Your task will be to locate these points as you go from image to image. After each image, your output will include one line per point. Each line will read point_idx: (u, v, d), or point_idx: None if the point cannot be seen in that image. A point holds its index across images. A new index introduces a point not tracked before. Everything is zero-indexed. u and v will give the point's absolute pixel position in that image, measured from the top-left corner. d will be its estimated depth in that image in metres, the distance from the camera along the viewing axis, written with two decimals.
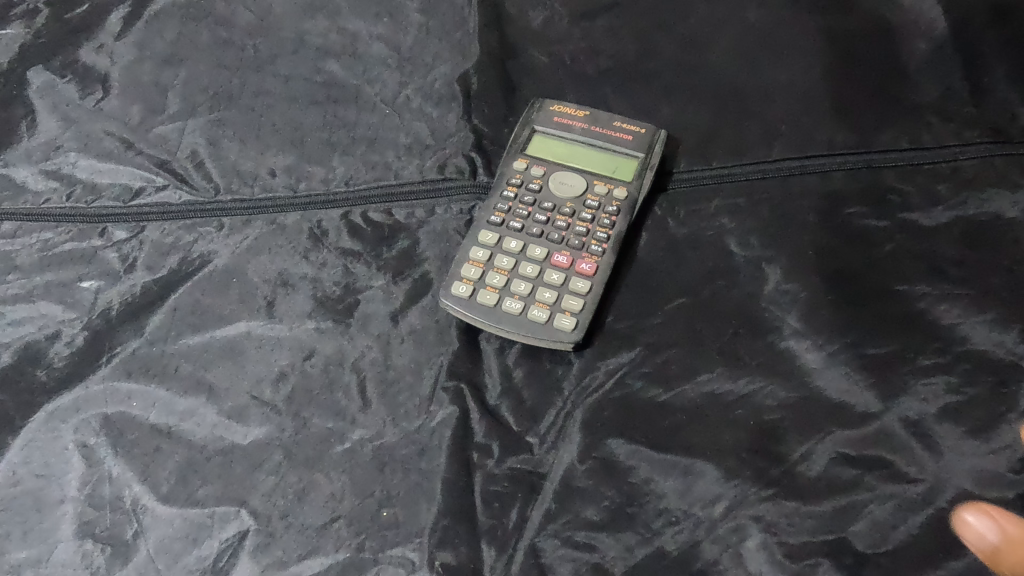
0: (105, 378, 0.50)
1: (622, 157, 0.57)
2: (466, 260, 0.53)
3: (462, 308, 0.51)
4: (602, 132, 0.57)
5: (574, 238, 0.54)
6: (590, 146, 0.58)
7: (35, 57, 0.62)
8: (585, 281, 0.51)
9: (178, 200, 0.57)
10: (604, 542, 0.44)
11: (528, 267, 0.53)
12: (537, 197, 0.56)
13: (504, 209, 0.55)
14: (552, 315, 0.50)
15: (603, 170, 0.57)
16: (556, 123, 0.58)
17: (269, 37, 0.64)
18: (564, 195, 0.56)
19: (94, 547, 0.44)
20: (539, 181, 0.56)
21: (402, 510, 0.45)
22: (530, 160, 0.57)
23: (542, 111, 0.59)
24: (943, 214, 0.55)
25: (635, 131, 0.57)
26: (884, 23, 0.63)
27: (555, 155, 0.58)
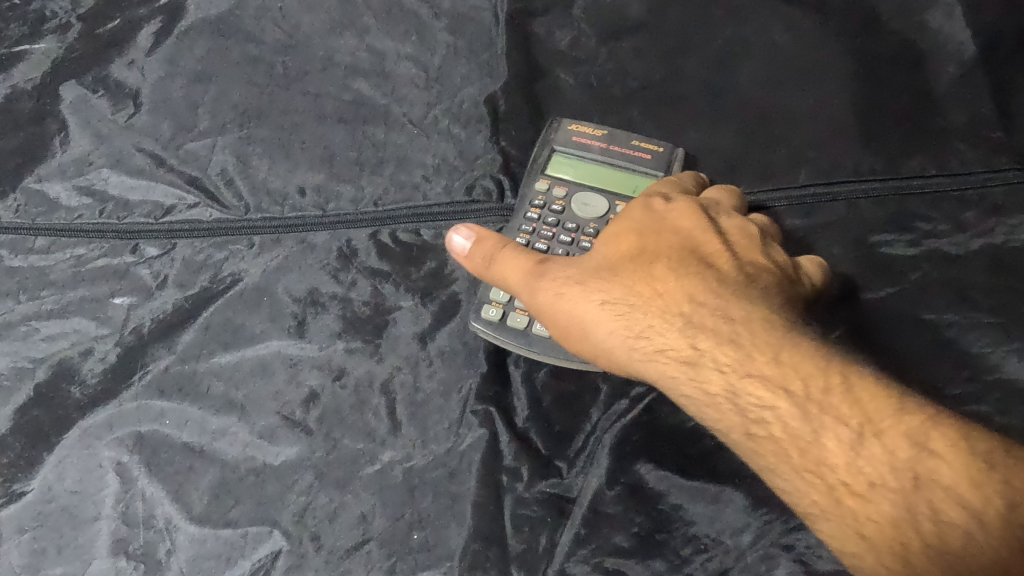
0: (138, 396, 0.51)
1: (643, 177, 0.58)
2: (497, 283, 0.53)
3: (498, 333, 0.51)
4: (620, 151, 0.58)
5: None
6: (610, 167, 0.59)
7: (68, 72, 0.63)
8: None
9: (208, 218, 0.58)
10: (633, 568, 0.44)
11: None
12: (561, 219, 0.57)
13: (528, 231, 0.56)
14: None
15: (624, 191, 0.58)
16: (574, 142, 0.59)
17: (298, 55, 0.64)
18: (588, 216, 0.57)
19: (127, 564, 0.45)
20: (561, 202, 0.57)
21: (432, 533, 0.46)
22: (552, 180, 0.58)
23: (560, 131, 0.60)
24: (972, 241, 0.55)
25: (653, 150, 0.58)
26: (913, 45, 0.63)
27: (575, 174, 0.59)
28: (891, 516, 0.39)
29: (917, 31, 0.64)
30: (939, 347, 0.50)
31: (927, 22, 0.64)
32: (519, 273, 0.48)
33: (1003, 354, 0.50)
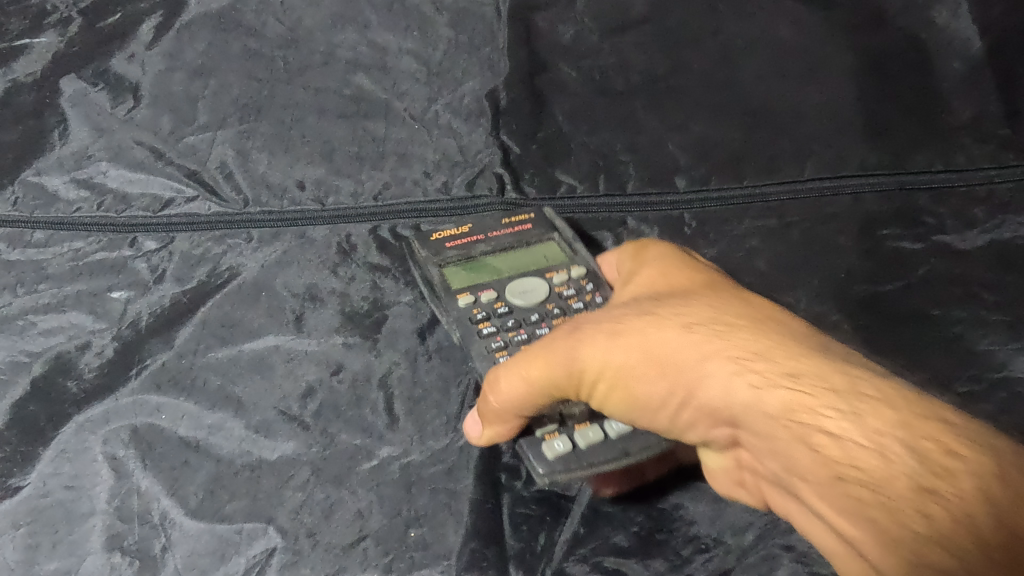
0: (134, 391, 0.50)
1: (543, 244, 0.56)
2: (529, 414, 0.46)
3: (577, 464, 0.44)
4: (503, 231, 0.55)
5: (557, 320, 0.50)
6: (516, 251, 0.55)
7: (69, 64, 0.60)
8: None
9: (206, 212, 0.58)
10: (632, 568, 0.43)
11: None
12: (502, 318, 0.50)
13: (500, 347, 0.48)
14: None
15: (541, 264, 0.54)
16: (454, 249, 0.54)
17: (300, 49, 0.62)
18: (535, 300, 0.51)
19: (122, 561, 0.44)
20: (495, 300, 0.51)
21: (429, 531, 0.45)
22: (469, 292, 0.52)
23: (429, 245, 0.54)
24: (975, 237, 0.55)
25: (527, 220, 0.56)
26: (922, 40, 0.62)
27: (478, 279, 0.53)
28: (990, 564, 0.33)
29: (930, 26, 0.62)
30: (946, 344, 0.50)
31: (936, 14, 0.62)
32: (520, 370, 0.42)
33: (1012, 351, 0.49)
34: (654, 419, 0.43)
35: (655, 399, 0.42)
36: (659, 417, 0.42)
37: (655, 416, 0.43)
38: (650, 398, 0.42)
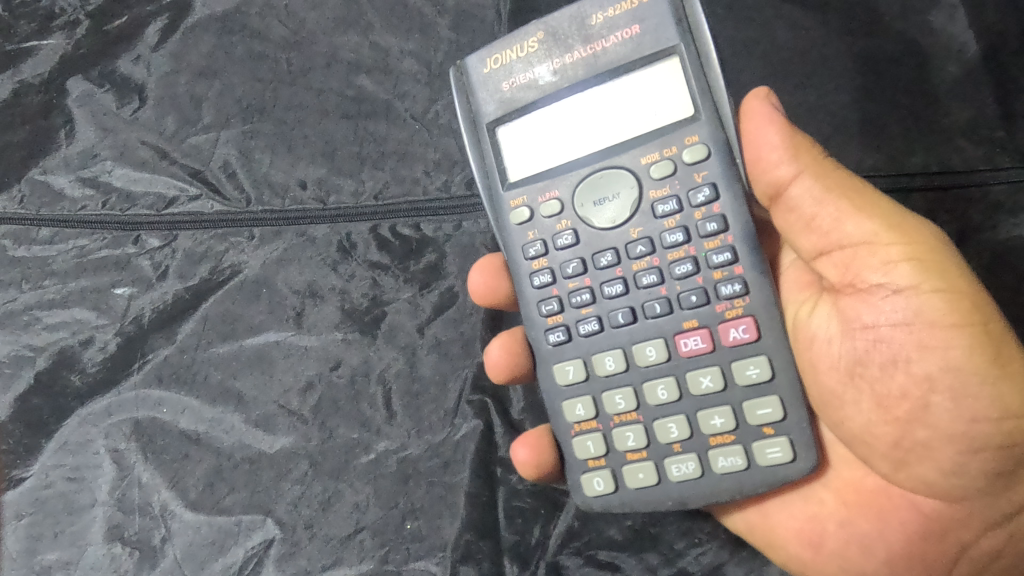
0: (136, 384, 0.52)
1: (648, 72, 0.46)
2: (579, 433, 0.47)
3: (616, 505, 0.45)
4: (590, 48, 0.46)
5: (637, 263, 0.46)
6: (608, 85, 0.46)
7: (76, 65, 0.61)
8: (710, 377, 0.44)
9: (210, 211, 0.57)
10: (626, 562, 0.48)
11: (620, 397, 0.46)
12: (564, 254, 0.47)
13: (557, 313, 0.47)
14: (704, 451, 0.44)
15: (642, 117, 0.46)
16: (512, 90, 0.48)
17: (302, 51, 0.62)
18: (620, 218, 0.46)
19: (122, 550, 0.49)
20: (558, 217, 0.47)
21: (425, 523, 0.48)
22: (524, 199, 0.48)
23: (491, 96, 0.49)
24: (972, 239, 0.55)
25: (631, 22, 0.46)
26: (939, 40, 0.59)
27: (542, 161, 0.48)
28: None
29: (954, 24, 0.60)
30: None
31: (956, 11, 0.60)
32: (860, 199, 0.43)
33: None
34: (977, 386, 0.39)
35: (1011, 387, 0.39)
36: (990, 402, 0.39)
37: (981, 399, 0.39)
38: (1018, 381, 0.39)
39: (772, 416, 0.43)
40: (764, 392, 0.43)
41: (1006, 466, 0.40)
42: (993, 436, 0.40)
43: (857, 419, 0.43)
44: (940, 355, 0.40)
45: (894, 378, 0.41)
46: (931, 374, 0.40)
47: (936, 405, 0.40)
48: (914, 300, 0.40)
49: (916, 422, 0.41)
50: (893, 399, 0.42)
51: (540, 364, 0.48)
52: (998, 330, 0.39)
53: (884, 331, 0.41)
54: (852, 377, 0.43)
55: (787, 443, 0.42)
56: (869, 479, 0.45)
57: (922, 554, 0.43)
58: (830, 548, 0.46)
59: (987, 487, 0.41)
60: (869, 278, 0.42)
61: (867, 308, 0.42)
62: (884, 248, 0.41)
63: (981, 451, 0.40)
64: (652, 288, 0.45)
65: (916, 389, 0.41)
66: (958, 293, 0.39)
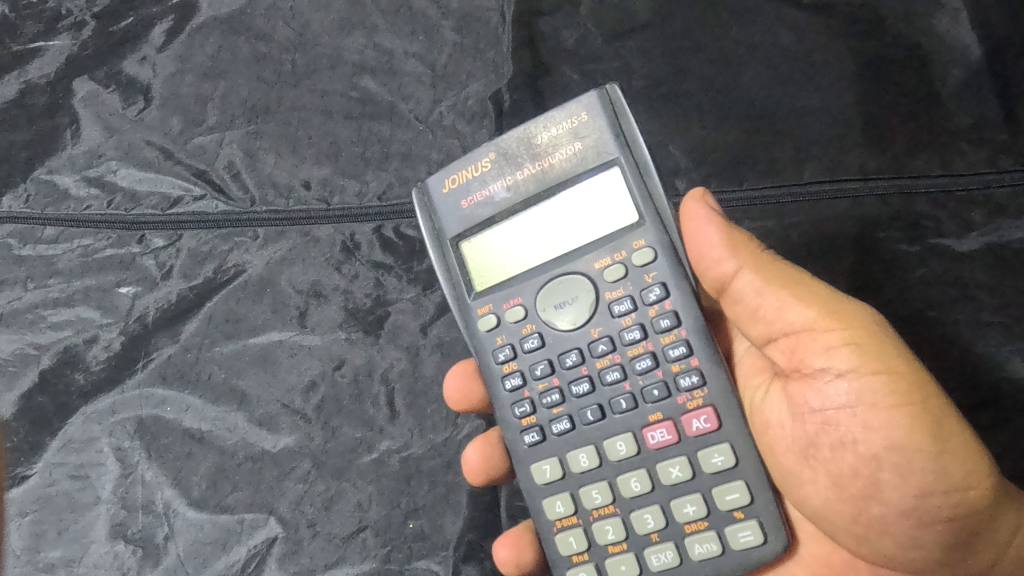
0: (140, 383, 0.52)
1: (597, 184, 0.46)
2: (561, 531, 0.44)
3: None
4: (539, 168, 0.46)
5: (600, 361, 0.45)
6: (560, 199, 0.46)
7: (82, 65, 0.61)
8: (680, 470, 0.43)
9: (214, 210, 0.57)
10: None
11: (595, 492, 0.44)
12: (531, 357, 0.46)
13: (527, 415, 0.46)
14: (681, 539, 0.42)
15: (593, 229, 0.46)
16: (466, 207, 0.48)
17: (307, 52, 0.62)
18: (582, 319, 0.45)
19: (125, 548, 0.49)
20: (523, 322, 0.46)
21: (427, 522, 0.49)
22: (490, 305, 0.47)
23: (447, 211, 0.48)
24: (974, 241, 0.55)
25: (575, 142, 0.46)
26: (941, 44, 0.59)
27: (504, 271, 0.47)
28: None
29: (956, 28, 0.60)
30: (940, 350, 0.53)
31: (958, 14, 0.60)
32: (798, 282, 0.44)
33: (1008, 353, 0.52)
34: (922, 463, 0.39)
35: (956, 461, 0.39)
36: (937, 479, 0.39)
37: (928, 476, 0.39)
38: (962, 454, 0.39)
39: (741, 501, 0.42)
40: (730, 477, 0.42)
41: (960, 535, 0.40)
42: (941, 508, 0.39)
43: (814, 497, 0.43)
44: (884, 435, 0.40)
45: (845, 458, 0.41)
46: (878, 453, 0.40)
47: (886, 486, 0.40)
48: (857, 385, 0.40)
49: (868, 500, 0.41)
50: (845, 479, 0.41)
51: (517, 467, 0.46)
52: (940, 408, 0.39)
53: (832, 416, 0.41)
54: (806, 458, 0.43)
55: (758, 526, 0.41)
56: (836, 553, 0.46)
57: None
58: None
59: (946, 558, 0.41)
60: (815, 363, 0.42)
61: (814, 394, 0.42)
62: (825, 334, 0.41)
63: (935, 525, 0.40)
64: (616, 384, 0.44)
65: (865, 469, 0.41)
66: (898, 374, 0.39)
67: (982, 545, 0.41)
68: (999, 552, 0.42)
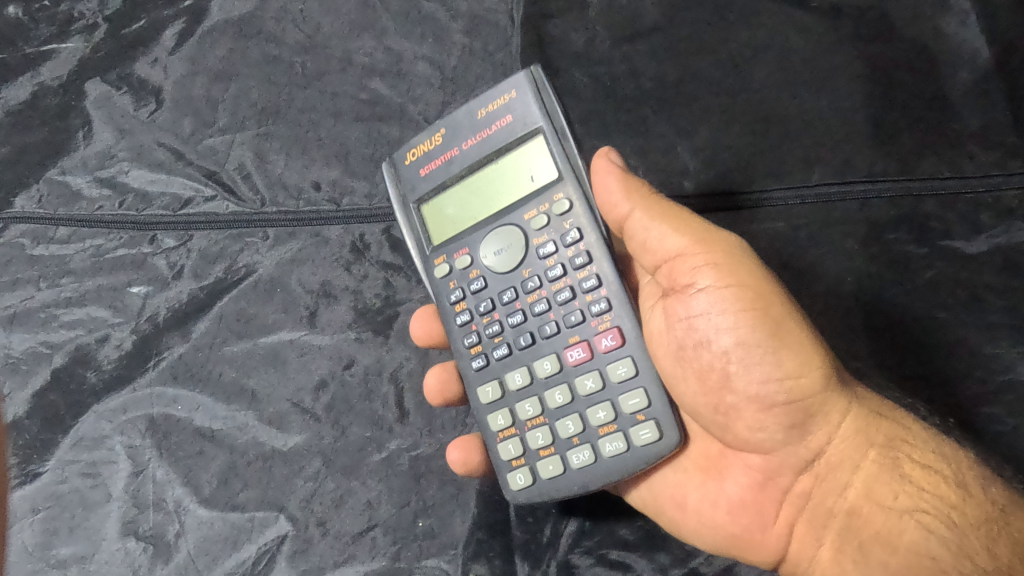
0: (152, 382, 0.53)
1: (528, 153, 0.48)
2: (501, 440, 0.47)
3: (539, 493, 0.46)
4: (478, 141, 0.49)
5: (530, 297, 0.47)
6: (499, 167, 0.48)
7: (94, 68, 0.62)
8: (593, 381, 0.45)
9: (225, 211, 0.58)
10: (637, 561, 0.47)
11: (527, 405, 0.47)
12: (477, 298, 0.49)
13: (477, 343, 0.48)
14: (595, 441, 0.45)
15: (521, 184, 0.48)
16: (423, 177, 0.50)
17: (317, 55, 0.63)
18: (513, 262, 0.48)
19: (136, 545, 0.49)
20: (469, 268, 0.49)
21: (437, 521, 0.49)
22: (444, 255, 0.50)
23: (409, 180, 0.51)
24: (984, 242, 0.55)
25: (505, 118, 0.48)
26: (948, 48, 0.60)
27: (451, 229, 0.50)
28: (969, 513, 0.41)
29: (965, 31, 0.60)
30: (949, 351, 0.53)
31: (965, 19, 0.60)
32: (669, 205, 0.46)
33: (1017, 354, 0.52)
34: (762, 355, 0.42)
35: (790, 353, 0.41)
36: (775, 368, 0.41)
37: (766, 364, 0.42)
38: (796, 346, 0.41)
39: (641, 405, 0.44)
40: (632, 385, 0.45)
41: (797, 419, 0.43)
42: (779, 393, 0.42)
43: (685, 396, 0.46)
44: (731, 333, 0.42)
45: (702, 356, 0.44)
46: (727, 349, 0.43)
47: (737, 380, 0.43)
48: (714, 295, 0.43)
49: (723, 391, 0.44)
50: (704, 376, 0.44)
51: (466, 387, 0.49)
52: (781, 311, 0.41)
53: (695, 323, 0.44)
54: (680, 359, 0.45)
55: (656, 425, 0.44)
56: (711, 446, 0.48)
57: (759, 503, 0.45)
58: (691, 508, 0.47)
59: (789, 438, 0.43)
60: (682, 279, 0.44)
61: (682, 306, 0.44)
62: (689, 254, 0.44)
63: (774, 409, 0.42)
64: (544, 314, 0.47)
65: (720, 365, 0.43)
66: (745, 283, 0.42)
67: (815, 427, 0.43)
68: (833, 433, 0.43)
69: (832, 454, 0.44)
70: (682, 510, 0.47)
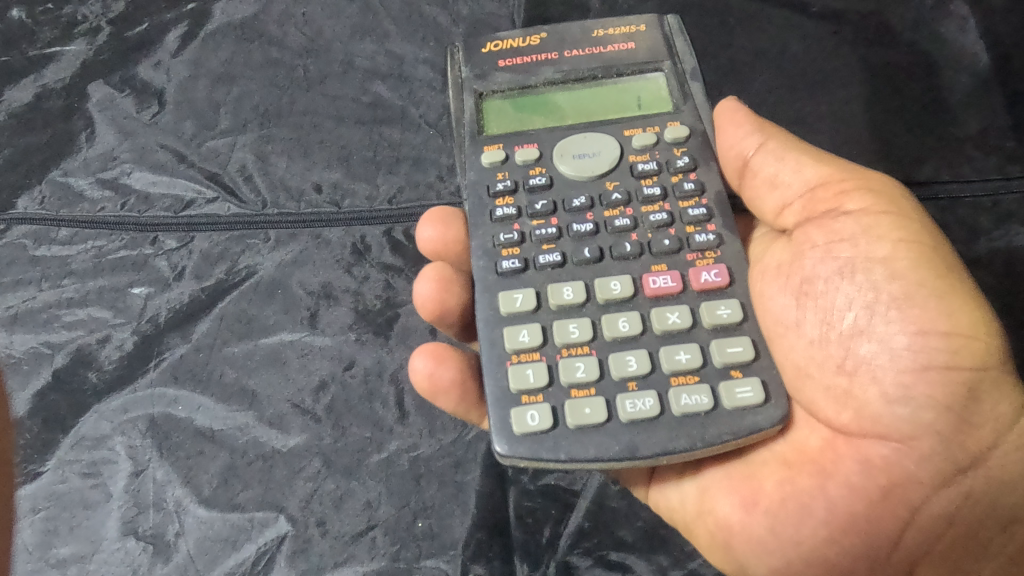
0: (152, 382, 0.53)
1: (641, 82, 0.51)
2: (519, 363, 0.42)
3: (547, 447, 0.40)
4: (587, 55, 0.51)
5: (610, 210, 0.46)
6: (601, 86, 0.51)
7: (98, 72, 0.63)
8: (679, 318, 0.43)
9: (226, 213, 0.58)
10: (636, 562, 0.47)
11: (573, 327, 0.43)
12: (534, 197, 0.47)
13: (516, 243, 0.46)
14: (665, 389, 0.41)
15: (626, 107, 0.51)
16: (505, 69, 0.51)
17: (319, 58, 0.64)
18: (594, 167, 0.48)
19: (135, 546, 0.48)
20: (534, 163, 0.48)
21: (436, 522, 0.48)
22: (501, 144, 0.49)
23: (488, 70, 0.52)
24: (983, 246, 0.54)
25: (628, 44, 0.52)
26: (946, 55, 0.60)
27: (520, 124, 0.50)
28: None
29: (964, 36, 0.61)
30: None
31: (962, 26, 0.61)
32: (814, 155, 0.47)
33: None
34: (924, 297, 0.39)
35: (960, 304, 0.39)
36: (939, 315, 0.38)
37: (928, 310, 0.39)
38: (966, 300, 0.39)
39: (742, 356, 0.41)
40: (734, 333, 0.42)
41: (958, 399, 0.38)
42: (942, 353, 0.38)
43: (797, 347, 0.43)
44: (885, 265, 0.40)
45: (835, 294, 0.41)
46: (878, 285, 0.40)
47: (879, 320, 0.40)
48: (865, 220, 0.42)
49: (858, 338, 0.40)
50: (835, 317, 0.41)
51: (485, 292, 0.44)
52: (944, 254, 0.40)
53: (835, 251, 0.42)
54: (800, 297, 0.43)
55: (758, 385, 0.40)
56: (813, 438, 0.43)
57: (874, 518, 0.40)
58: (765, 509, 0.43)
59: (943, 430, 0.38)
60: (825, 207, 0.44)
61: (821, 232, 0.43)
62: (837, 185, 0.44)
63: (928, 372, 0.38)
64: (624, 232, 0.46)
65: (859, 303, 0.41)
66: (906, 217, 0.41)
67: (981, 420, 0.38)
68: (1002, 438, 0.39)
69: (990, 468, 0.39)
70: (750, 510, 0.43)
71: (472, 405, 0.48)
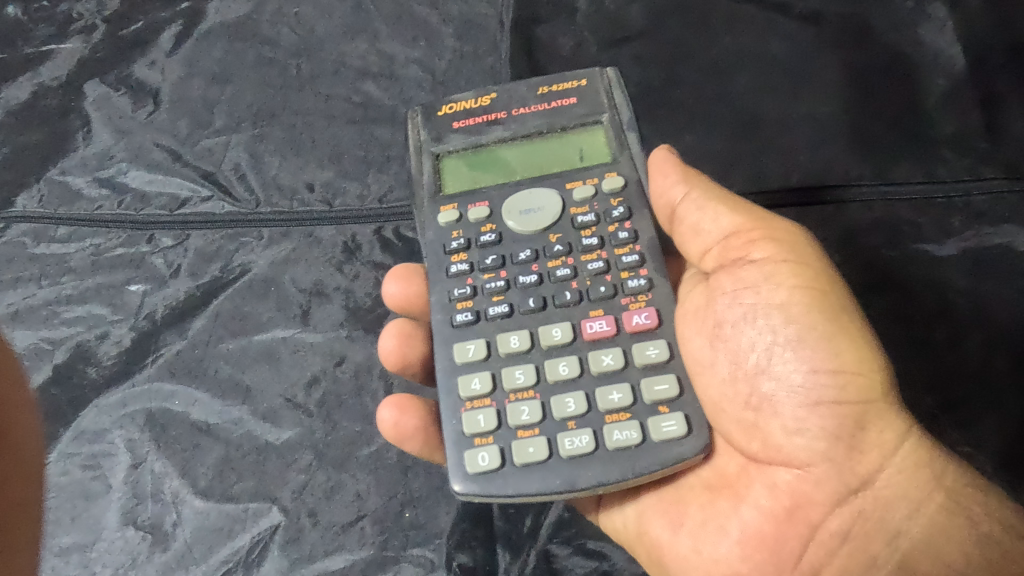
0: (150, 377, 0.54)
1: (584, 134, 0.53)
2: (471, 409, 0.44)
3: (496, 485, 0.42)
4: (532, 113, 0.53)
5: (553, 260, 0.48)
6: (547, 142, 0.53)
7: (95, 70, 0.65)
8: (611, 359, 0.45)
9: (220, 211, 0.60)
10: (612, 551, 0.49)
11: (518, 373, 0.45)
12: (484, 252, 0.49)
13: (467, 297, 0.48)
14: (600, 426, 0.43)
15: (570, 161, 0.52)
16: (458, 131, 0.53)
17: (311, 58, 0.65)
18: (537, 223, 0.49)
19: (135, 535, 0.50)
20: (483, 221, 0.50)
21: (423, 512, 0.50)
22: (455, 204, 0.51)
23: (443, 130, 0.53)
24: (953, 246, 0.56)
25: (571, 99, 0.53)
26: (923, 58, 0.62)
27: (473, 184, 0.52)
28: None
29: (942, 39, 0.62)
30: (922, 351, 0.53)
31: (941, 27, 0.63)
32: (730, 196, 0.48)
33: None
34: (816, 338, 0.41)
35: (846, 344, 0.41)
36: (827, 356, 0.41)
37: (819, 351, 0.41)
38: (853, 340, 0.41)
39: (667, 394, 0.43)
40: (662, 371, 0.44)
41: (844, 427, 0.40)
42: (829, 386, 0.40)
43: (712, 384, 0.45)
44: (781, 310, 0.42)
45: (744, 337, 0.44)
46: (775, 330, 0.42)
47: (777, 360, 0.42)
48: (767, 268, 0.43)
49: (760, 377, 0.43)
50: (743, 359, 0.43)
51: (442, 343, 0.47)
52: (836, 300, 0.42)
53: (741, 298, 0.44)
54: (713, 339, 0.45)
55: (683, 418, 0.42)
56: (731, 464, 0.45)
57: (780, 538, 0.42)
58: (689, 529, 0.45)
59: (833, 454, 0.41)
60: (736, 254, 0.45)
61: (730, 279, 0.45)
62: (744, 231, 0.45)
63: (819, 406, 0.41)
64: (565, 280, 0.47)
65: (761, 345, 0.43)
66: (805, 262, 0.43)
67: (868, 446, 0.40)
68: (886, 461, 0.40)
69: (878, 488, 0.41)
70: (677, 531, 0.46)
71: (436, 448, 0.50)
